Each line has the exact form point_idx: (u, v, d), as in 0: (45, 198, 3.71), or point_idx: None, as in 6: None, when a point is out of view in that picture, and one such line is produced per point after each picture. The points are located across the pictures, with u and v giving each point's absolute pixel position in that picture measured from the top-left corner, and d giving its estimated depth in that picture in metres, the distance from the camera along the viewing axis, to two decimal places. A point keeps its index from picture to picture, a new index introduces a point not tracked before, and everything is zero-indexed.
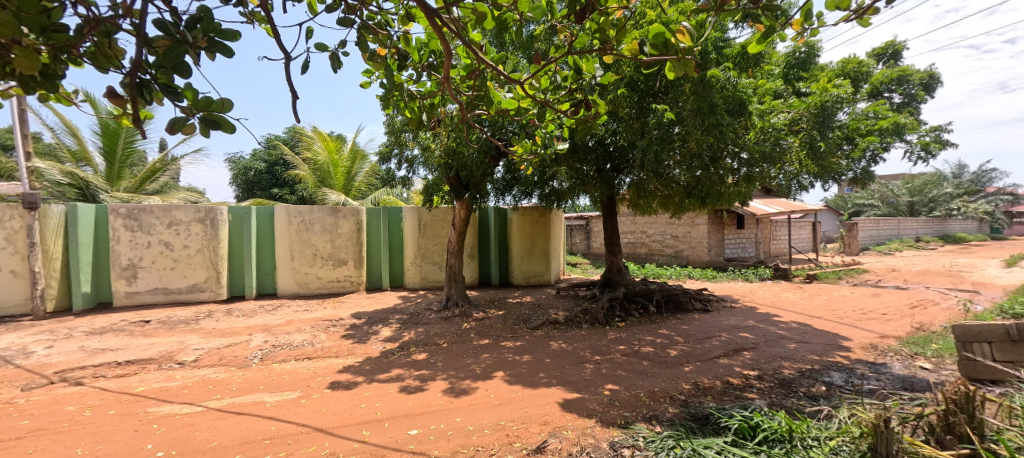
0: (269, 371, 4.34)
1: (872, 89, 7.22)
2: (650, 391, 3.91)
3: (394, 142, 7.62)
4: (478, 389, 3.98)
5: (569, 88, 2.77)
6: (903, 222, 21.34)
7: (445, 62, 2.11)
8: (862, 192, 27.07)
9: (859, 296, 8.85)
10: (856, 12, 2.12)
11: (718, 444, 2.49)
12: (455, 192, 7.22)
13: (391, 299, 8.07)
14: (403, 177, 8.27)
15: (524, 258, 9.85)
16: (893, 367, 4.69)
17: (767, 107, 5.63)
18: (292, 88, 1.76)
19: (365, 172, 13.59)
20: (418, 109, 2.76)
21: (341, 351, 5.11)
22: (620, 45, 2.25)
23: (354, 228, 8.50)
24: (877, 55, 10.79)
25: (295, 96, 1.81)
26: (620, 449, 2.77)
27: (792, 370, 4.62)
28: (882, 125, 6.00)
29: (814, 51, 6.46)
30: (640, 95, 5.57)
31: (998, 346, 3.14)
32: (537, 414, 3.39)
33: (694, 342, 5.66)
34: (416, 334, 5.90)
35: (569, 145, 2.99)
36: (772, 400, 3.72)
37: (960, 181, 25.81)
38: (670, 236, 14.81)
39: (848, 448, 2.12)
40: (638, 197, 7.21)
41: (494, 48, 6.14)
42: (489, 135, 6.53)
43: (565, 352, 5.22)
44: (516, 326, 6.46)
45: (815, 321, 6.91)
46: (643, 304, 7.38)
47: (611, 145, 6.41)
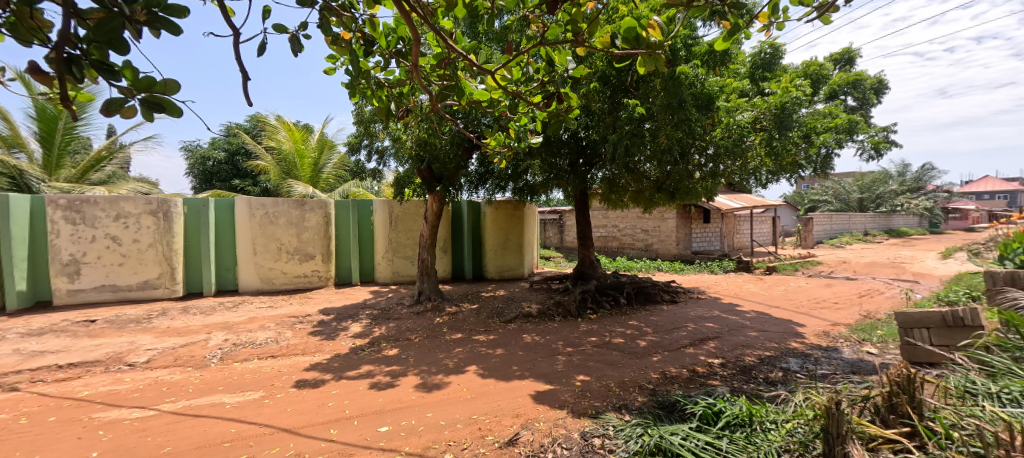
0: (230, 371, 4.15)
1: (829, 91, 7.60)
2: (619, 381, 4.00)
3: (364, 132, 7.42)
4: (451, 383, 3.95)
5: (541, 80, 2.74)
6: (853, 217, 22.68)
7: (413, 50, 2.06)
8: (818, 189, 28.54)
9: (814, 286, 9.35)
10: (818, 9, 2.20)
11: (684, 430, 2.54)
12: (427, 185, 7.05)
13: (361, 295, 7.90)
14: (374, 170, 8.07)
15: (497, 252, 9.83)
16: (843, 352, 4.98)
17: (733, 105, 5.81)
18: (243, 70, 1.62)
19: (333, 163, 13.17)
20: (386, 98, 2.66)
21: (308, 348, 4.95)
22: (593, 38, 2.23)
23: (322, 221, 8.26)
24: (835, 60, 11.40)
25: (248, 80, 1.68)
26: (591, 439, 2.82)
27: (753, 357, 4.83)
28: (837, 124, 6.32)
29: (778, 53, 6.75)
30: (612, 90, 5.65)
31: (935, 331, 3.37)
32: (510, 407, 3.40)
33: (662, 333, 5.83)
34: (387, 330, 5.80)
35: (542, 139, 2.98)
36: (734, 387, 3.88)
37: (904, 180, 27.67)
38: (641, 230, 15.15)
39: (803, 430, 2.23)
40: (611, 192, 7.32)
41: (467, 39, 6.10)
42: (463, 127, 6.48)
43: (538, 345, 5.26)
44: (489, 320, 6.44)
45: (774, 310, 7.26)
46: (614, 296, 7.52)
47: (584, 140, 6.46)
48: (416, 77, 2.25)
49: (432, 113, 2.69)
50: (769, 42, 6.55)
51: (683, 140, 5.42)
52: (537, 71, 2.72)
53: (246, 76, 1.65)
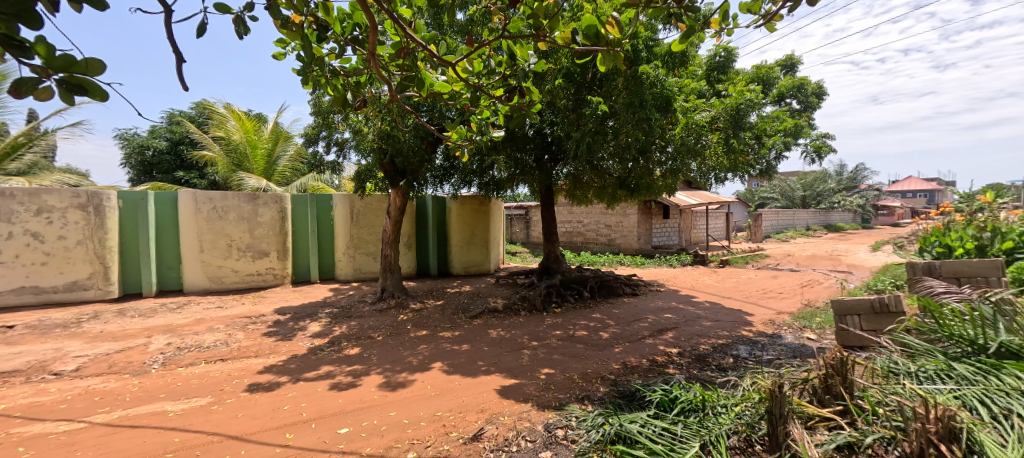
0: (173, 377, 3.90)
1: (777, 94, 8.06)
2: (583, 373, 4.09)
3: (322, 123, 7.13)
4: (415, 381, 3.89)
5: (503, 73, 2.71)
6: (797, 213, 24.28)
7: (369, 38, 1.99)
8: (767, 186, 30.30)
9: (762, 278, 9.93)
10: (765, 17, 2.31)
11: (642, 417, 2.60)
12: (390, 179, 6.89)
13: (320, 293, 7.63)
14: (333, 163, 7.78)
15: (463, 247, 9.76)
16: (787, 338, 5.34)
17: (690, 105, 6.02)
18: (176, 52, 1.50)
19: (289, 156, 12.57)
20: (342, 87, 2.54)
21: (262, 350, 4.72)
22: (554, 33, 2.23)
23: (278, 216, 7.90)
24: (781, 66, 12.13)
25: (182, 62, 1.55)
26: (554, 430, 2.87)
27: (707, 345, 5.08)
28: (785, 126, 6.69)
29: (731, 57, 7.08)
30: (576, 87, 5.71)
31: (865, 318, 3.66)
32: (475, 402, 3.39)
33: (624, 325, 6.01)
34: (347, 328, 5.64)
35: (504, 133, 2.99)
36: (690, 374, 4.06)
37: (841, 179, 29.92)
38: (604, 225, 15.51)
39: (750, 412, 2.37)
40: (575, 188, 7.46)
41: (431, 31, 6.01)
42: (427, 120, 6.38)
43: (504, 340, 5.27)
44: (454, 316, 6.39)
45: (726, 301, 7.66)
46: (578, 290, 7.66)
47: (549, 136, 6.51)
48: (374, 67, 2.16)
49: (392, 105, 2.59)
50: (722, 46, 6.85)
51: (644, 139, 5.57)
52: (499, 64, 2.69)
53: (180, 58, 1.54)
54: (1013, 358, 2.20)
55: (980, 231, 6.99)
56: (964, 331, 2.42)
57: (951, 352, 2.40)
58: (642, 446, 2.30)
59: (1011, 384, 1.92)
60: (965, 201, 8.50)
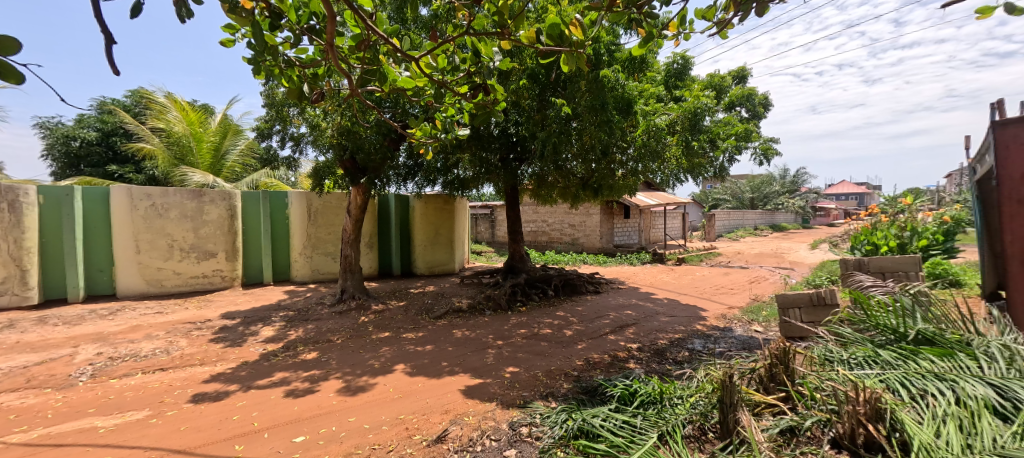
0: (106, 389, 3.61)
1: (729, 101, 8.51)
2: (547, 370, 4.15)
3: (275, 117, 6.82)
4: (377, 384, 3.80)
5: (467, 70, 2.69)
6: (746, 214, 25.71)
7: (328, 27, 1.90)
8: (720, 188, 31.92)
9: (715, 275, 10.47)
10: (718, 25, 2.43)
11: (604, 412, 2.66)
12: (350, 176, 6.67)
13: (274, 295, 7.29)
14: (289, 158, 7.45)
15: (427, 246, 9.61)
16: (737, 331, 5.66)
17: (651, 109, 6.20)
18: (104, 32, 1.38)
19: (239, 150, 11.90)
20: (298, 79, 2.40)
21: (208, 358, 4.46)
22: (518, 32, 2.23)
23: (226, 214, 7.48)
24: (733, 75, 12.81)
25: (110, 45, 1.42)
26: (519, 428, 2.89)
27: (665, 340, 5.29)
28: (737, 130, 7.06)
29: (688, 65, 7.41)
30: (541, 88, 5.78)
31: (805, 310, 3.93)
32: (439, 404, 3.36)
33: (586, 322, 6.14)
34: (304, 332, 5.42)
35: (469, 132, 2.97)
36: (649, 368, 4.21)
37: (784, 182, 32.00)
38: (568, 225, 15.77)
39: (703, 402, 2.50)
40: (540, 187, 7.58)
41: (394, 25, 5.90)
42: (389, 117, 6.24)
43: (468, 339, 5.26)
44: (418, 317, 6.29)
45: (682, 297, 8.01)
46: (542, 289, 7.76)
47: (513, 136, 6.52)
48: (333, 59, 2.06)
49: (351, 99, 2.48)
50: (679, 53, 7.16)
51: (606, 140, 5.71)
52: (464, 61, 2.65)
53: (109, 39, 1.42)
54: (928, 344, 2.45)
55: (902, 230, 7.71)
56: (888, 321, 2.67)
57: (877, 340, 2.63)
58: (604, 439, 2.36)
59: (926, 367, 2.14)
60: (889, 204, 9.34)
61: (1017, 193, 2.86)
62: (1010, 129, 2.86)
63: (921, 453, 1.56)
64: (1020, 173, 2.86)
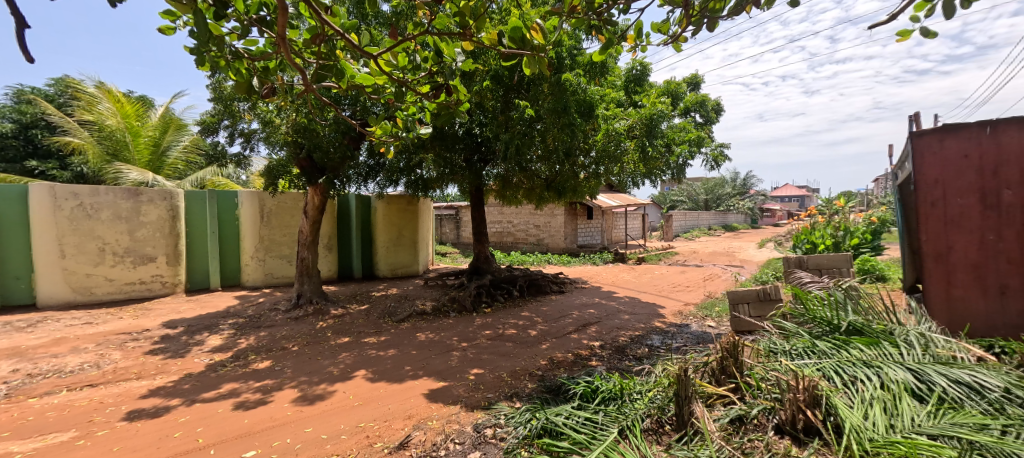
0: (24, 410, 3.27)
1: (684, 107, 8.89)
2: (512, 371, 4.17)
3: (223, 111, 6.44)
4: (336, 392, 3.67)
5: (429, 69, 2.65)
6: (701, 214, 26.95)
7: (279, 18, 1.81)
8: (677, 190, 33.24)
9: (672, 273, 10.90)
10: (672, 37, 2.54)
11: (566, 409, 2.70)
12: (306, 176, 6.41)
13: (223, 301, 6.88)
14: (239, 156, 7.06)
15: (389, 248, 9.41)
16: (692, 326, 5.92)
17: (611, 113, 6.39)
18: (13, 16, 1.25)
19: (181, 146, 11.10)
20: (247, 72, 2.25)
21: (146, 371, 4.14)
22: (480, 33, 2.22)
23: (167, 215, 6.99)
24: (686, 82, 13.40)
25: (22, 29, 1.28)
26: (483, 430, 2.88)
27: (626, 337, 5.45)
28: (690, 137, 7.34)
29: (646, 71, 7.70)
30: (504, 90, 5.78)
31: (752, 305, 4.16)
32: (401, 409, 3.29)
33: (551, 321, 6.22)
34: (255, 340, 5.15)
35: (431, 131, 2.92)
36: (610, 365, 4.32)
37: (735, 184, 33.82)
38: (533, 225, 15.90)
39: (660, 396, 2.60)
40: (504, 188, 7.62)
41: (354, 20, 5.73)
42: (348, 114, 6.09)
43: (432, 342, 5.19)
44: (380, 320, 6.14)
45: (642, 295, 8.29)
46: (507, 289, 7.77)
47: (478, 136, 6.51)
48: (285, 53, 1.96)
49: (306, 96, 2.37)
50: (637, 60, 7.42)
51: (568, 142, 5.81)
52: (425, 60, 2.60)
53: (21, 24, 1.28)
54: (858, 334, 2.68)
55: (837, 230, 8.36)
56: (824, 313, 2.88)
57: (814, 331, 2.84)
58: (566, 437, 2.39)
59: (856, 355, 2.33)
60: (826, 206, 10.08)
61: (931, 197, 3.16)
62: (924, 138, 3.15)
63: (852, 435, 1.70)
64: (934, 179, 3.15)
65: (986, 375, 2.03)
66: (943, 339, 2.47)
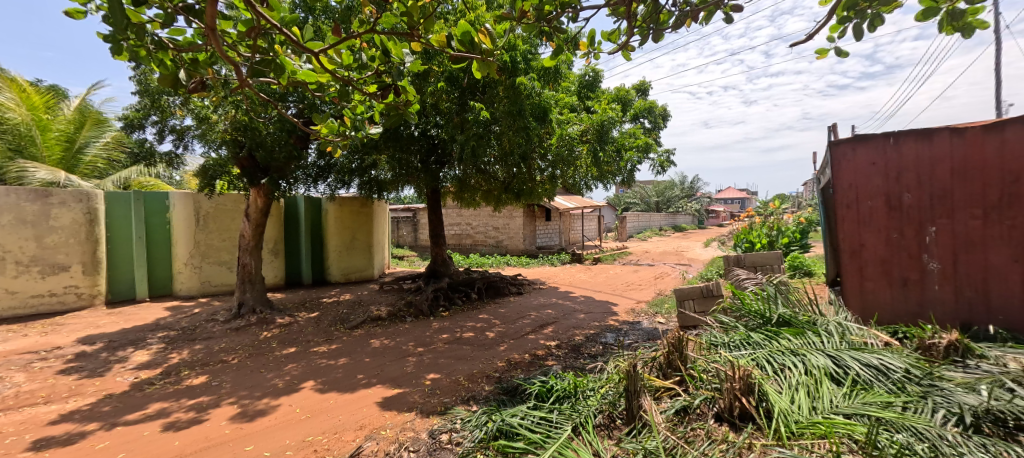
0: None
1: (634, 113, 9.26)
2: (469, 374, 4.13)
3: (151, 106, 5.92)
4: (280, 406, 3.47)
5: (376, 69, 2.56)
6: (653, 215, 28.13)
7: (208, 8, 1.69)
8: (631, 192, 34.54)
9: (625, 272, 11.31)
10: (619, 47, 2.66)
11: (522, 410, 2.71)
12: (248, 176, 6.03)
13: (152, 313, 6.30)
14: (171, 154, 6.51)
15: (342, 252, 9.05)
16: (643, 323, 6.16)
17: (565, 118, 6.54)
18: None
19: (102, 142, 10.14)
20: (173, 64, 2.06)
21: (56, 394, 3.70)
22: (429, 34, 2.19)
23: (83, 219, 6.31)
24: (636, 90, 13.98)
25: None
26: (438, 435, 2.84)
27: (581, 336, 5.57)
28: (639, 142, 7.69)
29: (598, 78, 8.00)
30: (460, 92, 5.75)
31: (697, 301, 4.39)
32: (352, 420, 3.17)
33: (508, 323, 6.24)
34: (190, 354, 4.77)
35: (382, 132, 2.84)
36: (566, 364, 4.40)
37: (683, 187, 35.65)
38: (492, 227, 15.90)
39: (612, 392, 2.68)
40: (462, 190, 7.57)
41: (301, 15, 5.50)
42: (293, 112, 5.80)
43: (387, 349, 5.04)
44: (331, 328, 5.88)
45: (597, 294, 8.53)
46: (465, 292, 7.70)
47: (434, 138, 6.42)
48: (217, 46, 1.83)
49: (242, 91, 2.22)
50: (590, 67, 7.69)
51: (524, 146, 5.87)
52: (372, 59, 2.50)
53: None
54: (787, 325, 2.91)
55: (772, 230, 9.03)
56: (758, 307, 3.11)
57: (750, 324, 3.05)
58: (522, 438, 2.41)
59: (785, 345, 2.54)
60: (763, 208, 10.86)
61: (846, 200, 3.54)
62: (840, 147, 3.54)
63: (781, 419, 1.84)
64: (848, 184, 3.53)
65: (891, 358, 2.27)
66: (856, 327, 2.75)
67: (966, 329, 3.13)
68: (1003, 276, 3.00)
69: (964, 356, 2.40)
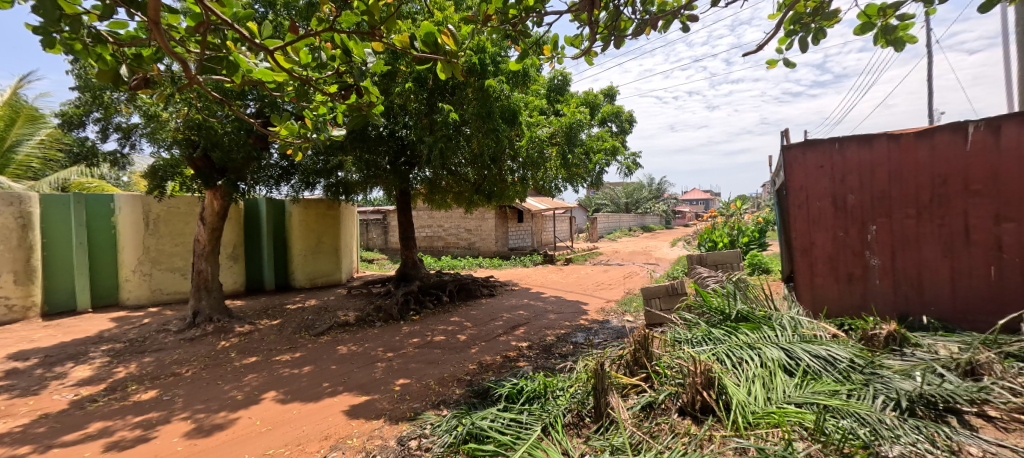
0: None
1: (602, 117, 9.44)
2: (439, 378, 4.08)
3: (94, 102, 5.53)
4: (239, 419, 3.31)
5: (337, 68, 2.48)
6: (622, 217, 28.77)
7: (153, 1, 1.59)
8: (601, 193, 35.22)
9: (596, 272, 11.50)
10: (583, 52, 2.72)
11: (492, 413, 2.70)
12: (203, 177, 5.72)
13: (95, 324, 5.87)
14: (117, 153, 6.08)
15: (307, 257, 8.73)
16: (613, 322, 6.28)
17: (534, 121, 6.58)
18: None
19: (36, 141, 9.31)
20: (114, 59, 1.92)
21: None
22: (391, 34, 2.15)
23: (15, 224, 5.80)
24: (603, 94, 14.28)
25: None
26: (408, 442, 2.79)
27: (552, 336, 5.62)
28: (606, 145, 7.84)
29: (566, 82, 8.08)
30: (429, 93, 5.67)
31: (662, 299, 4.51)
32: (317, 430, 3.06)
33: (480, 325, 6.21)
34: (138, 367, 4.47)
35: (345, 134, 2.76)
36: (537, 365, 4.43)
37: (651, 189, 36.64)
38: (464, 229, 15.79)
39: (581, 391, 2.72)
40: (433, 191, 7.50)
41: (260, 11, 5.28)
42: (253, 111, 5.55)
43: (354, 355, 4.91)
44: (294, 335, 5.66)
45: (569, 294, 8.63)
46: (436, 295, 7.61)
47: (403, 139, 6.32)
48: (162, 41, 1.73)
49: (191, 89, 2.10)
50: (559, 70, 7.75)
51: (494, 148, 5.86)
52: (331, 59, 2.42)
53: None
54: (745, 321, 3.05)
55: (734, 229, 9.41)
56: (719, 303, 3.23)
57: (711, 320, 3.17)
58: (492, 440, 2.40)
59: (743, 339, 2.65)
60: (725, 208, 11.30)
61: (798, 201, 3.75)
62: (791, 151, 3.73)
63: (739, 410, 1.93)
64: (800, 186, 3.73)
65: (837, 348, 2.42)
66: (807, 320, 2.91)
67: (902, 319, 3.37)
68: (934, 270, 3.25)
69: (901, 346, 2.59)
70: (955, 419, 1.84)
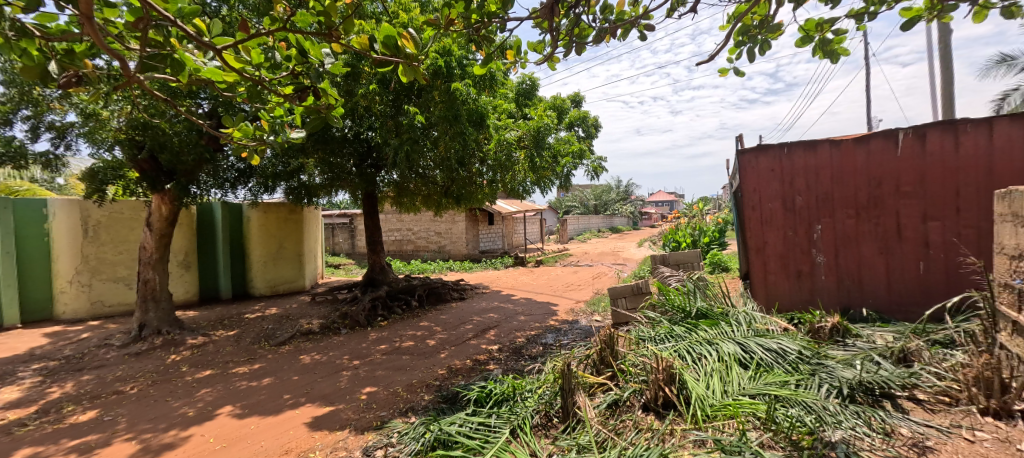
0: None
1: (569, 121, 9.58)
2: (407, 385, 4.00)
3: (23, 99, 5.09)
4: (191, 437, 3.12)
5: (293, 69, 2.39)
6: (591, 218, 29.30)
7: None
8: (570, 195, 35.74)
9: (566, 273, 11.65)
10: (545, 57, 2.75)
11: (460, 417, 2.67)
12: (149, 181, 5.36)
13: (25, 341, 5.38)
14: (49, 154, 5.61)
15: (267, 263, 8.36)
16: (582, 322, 6.37)
17: (502, 124, 6.58)
18: None
19: None
20: (42, 55, 1.77)
21: None
22: (350, 35, 2.10)
23: None
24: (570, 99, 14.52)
25: None
26: (373, 452, 2.72)
27: (523, 338, 5.63)
28: (574, 149, 7.95)
29: (534, 86, 8.10)
30: (394, 95, 5.55)
31: (628, 299, 4.62)
32: (277, 444, 2.93)
33: (450, 329, 6.14)
34: (75, 386, 4.13)
35: (305, 136, 2.66)
36: (507, 367, 4.43)
37: (618, 191, 37.51)
38: (434, 232, 15.60)
39: (549, 391, 2.74)
40: (400, 195, 7.42)
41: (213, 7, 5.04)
42: (206, 111, 5.27)
43: (318, 364, 4.74)
44: (253, 346, 5.40)
45: (539, 295, 8.69)
46: (404, 300, 7.47)
47: (369, 141, 6.18)
48: (95, 36, 1.61)
49: (131, 88, 1.97)
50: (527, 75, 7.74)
51: (461, 151, 5.82)
52: (287, 59, 2.32)
53: None
54: (704, 318, 3.17)
55: (696, 230, 9.77)
56: (681, 301, 3.34)
57: (674, 318, 3.27)
58: (460, 445, 2.38)
59: (702, 336, 2.76)
60: (688, 210, 11.72)
61: (751, 202, 3.92)
62: (745, 155, 3.90)
63: (698, 404, 2.00)
64: (753, 188, 3.90)
65: (787, 341, 2.56)
66: (760, 315, 3.06)
67: (845, 312, 3.61)
68: (871, 266, 3.52)
69: (844, 337, 2.78)
70: (890, 403, 1.99)
